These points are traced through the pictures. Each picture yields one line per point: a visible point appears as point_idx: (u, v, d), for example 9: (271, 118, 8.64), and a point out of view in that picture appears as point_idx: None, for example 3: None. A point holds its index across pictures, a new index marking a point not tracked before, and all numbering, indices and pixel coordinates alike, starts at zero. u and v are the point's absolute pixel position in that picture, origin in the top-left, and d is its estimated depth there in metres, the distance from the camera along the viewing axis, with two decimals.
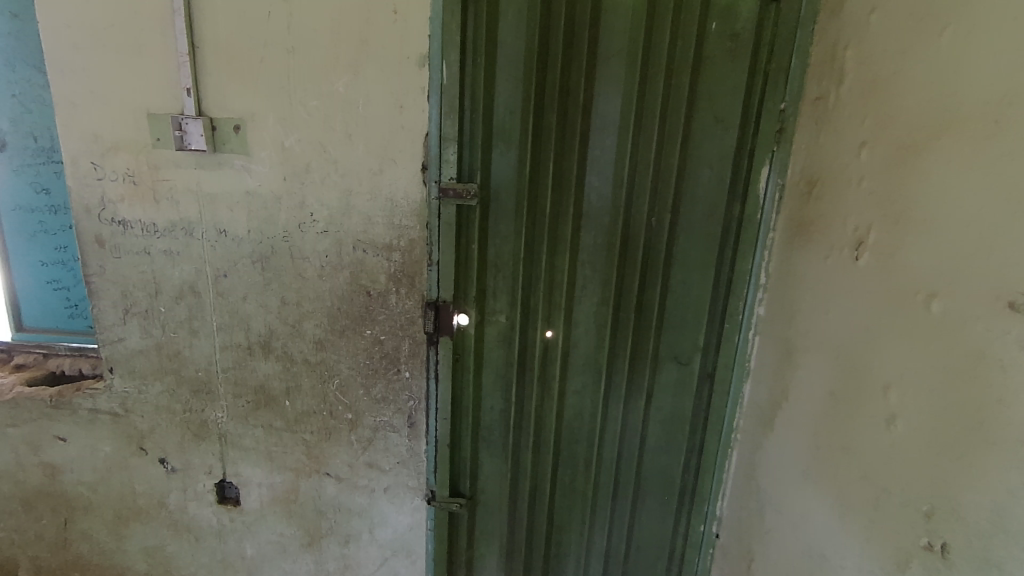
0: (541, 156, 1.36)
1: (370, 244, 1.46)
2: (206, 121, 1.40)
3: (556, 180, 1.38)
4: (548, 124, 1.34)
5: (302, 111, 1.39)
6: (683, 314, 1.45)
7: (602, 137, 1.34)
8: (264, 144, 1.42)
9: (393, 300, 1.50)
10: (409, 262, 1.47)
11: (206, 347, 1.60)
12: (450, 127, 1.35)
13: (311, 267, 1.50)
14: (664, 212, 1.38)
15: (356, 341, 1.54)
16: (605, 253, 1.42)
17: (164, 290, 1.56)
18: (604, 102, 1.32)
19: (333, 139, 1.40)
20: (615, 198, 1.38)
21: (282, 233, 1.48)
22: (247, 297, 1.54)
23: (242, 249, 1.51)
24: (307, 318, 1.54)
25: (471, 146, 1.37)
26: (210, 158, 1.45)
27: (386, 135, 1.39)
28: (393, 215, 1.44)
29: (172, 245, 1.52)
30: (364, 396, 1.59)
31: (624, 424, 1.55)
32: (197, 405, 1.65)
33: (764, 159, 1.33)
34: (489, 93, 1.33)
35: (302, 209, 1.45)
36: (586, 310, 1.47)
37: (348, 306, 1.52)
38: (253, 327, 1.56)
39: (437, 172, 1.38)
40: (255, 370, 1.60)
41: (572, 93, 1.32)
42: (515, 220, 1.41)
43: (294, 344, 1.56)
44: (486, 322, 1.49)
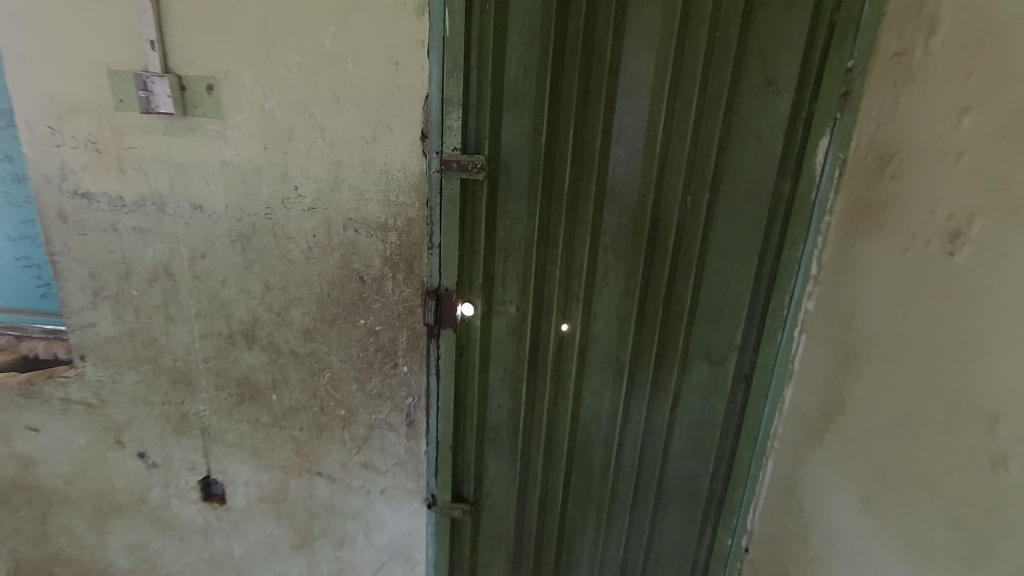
0: (560, 125, 1.17)
1: (362, 223, 1.29)
2: (174, 78, 1.22)
3: (576, 154, 1.19)
4: (568, 85, 1.14)
5: (283, 68, 1.20)
6: (719, 307, 1.27)
7: (631, 102, 1.15)
8: (241, 107, 1.24)
9: (389, 286, 1.33)
10: (407, 244, 1.29)
11: (184, 335, 1.45)
12: (454, 89, 1.15)
13: (297, 248, 1.33)
14: (702, 190, 1.19)
15: (349, 332, 1.38)
16: (632, 238, 1.23)
17: (135, 272, 1.40)
18: (635, 60, 1.12)
19: (319, 101, 1.21)
20: (644, 173, 1.19)
21: (263, 210, 1.31)
22: (227, 281, 1.38)
23: (220, 227, 1.34)
24: (293, 305, 1.38)
25: (479, 111, 1.17)
26: (181, 122, 1.27)
27: (379, 97, 1.19)
28: (388, 190, 1.25)
29: (142, 221, 1.36)
30: (358, 392, 1.43)
31: (647, 428, 1.39)
32: (177, 397, 1.51)
33: (824, 129, 1.12)
34: (499, 48, 1.13)
35: (285, 182, 1.28)
36: (607, 301, 1.29)
37: (340, 292, 1.35)
38: (234, 314, 1.41)
39: (438, 140, 1.19)
40: (238, 360, 1.45)
41: (598, 49, 1.12)
42: (529, 200, 1.22)
43: (280, 333, 1.41)
44: (494, 313, 1.32)
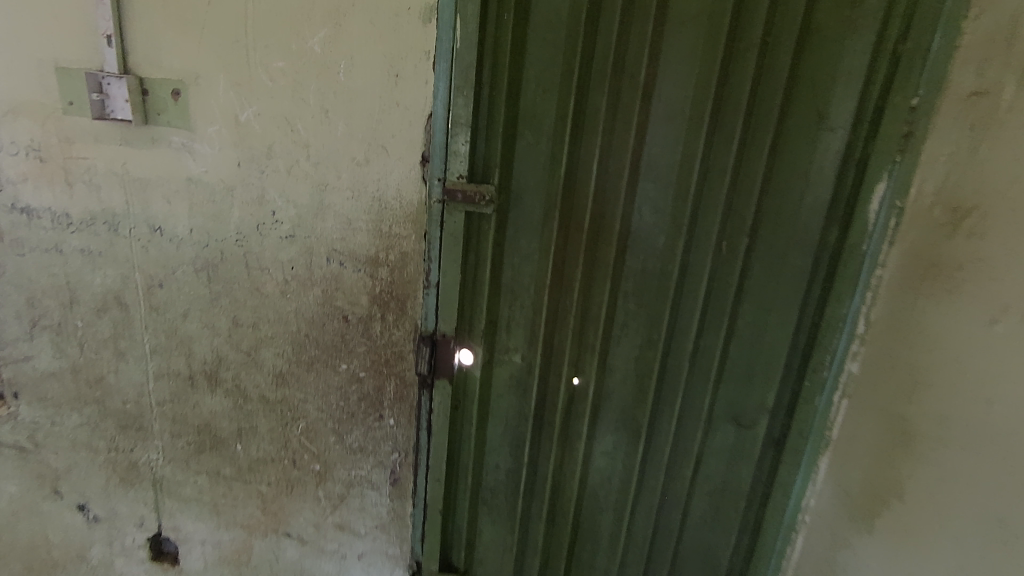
0: (582, 154, 1.02)
1: (349, 255, 1.12)
2: (134, 80, 1.04)
3: (599, 188, 1.04)
4: (594, 109, 1.00)
5: (263, 75, 1.03)
6: (751, 366, 1.13)
7: (664, 132, 1.00)
8: (211, 116, 1.06)
9: (376, 328, 1.16)
10: (400, 282, 1.13)
11: (136, 374, 1.26)
12: (463, 108, 1.00)
13: (272, 280, 1.16)
14: (739, 235, 1.05)
15: (328, 377, 1.21)
16: (656, 285, 1.09)
17: (81, 300, 1.21)
18: (671, 85, 0.98)
19: (304, 115, 1.05)
20: (675, 212, 1.04)
21: (234, 236, 1.13)
22: (189, 315, 1.20)
23: (182, 253, 1.16)
24: (264, 345, 1.20)
25: (490, 135, 1.02)
26: (140, 131, 1.09)
27: (374, 112, 1.03)
28: (380, 219, 1.09)
29: (90, 242, 1.17)
30: (336, 445, 1.26)
31: (662, 495, 1.23)
32: (126, 444, 1.31)
33: (881, 172, 0.99)
34: (517, 64, 0.98)
35: (261, 205, 1.11)
36: (625, 354, 1.14)
37: (320, 333, 1.18)
38: (196, 352, 1.22)
39: (441, 166, 1.03)
40: (199, 405, 1.26)
41: (630, 70, 0.98)
42: (542, 237, 1.07)
43: (248, 377, 1.23)
44: (496, 362, 1.16)
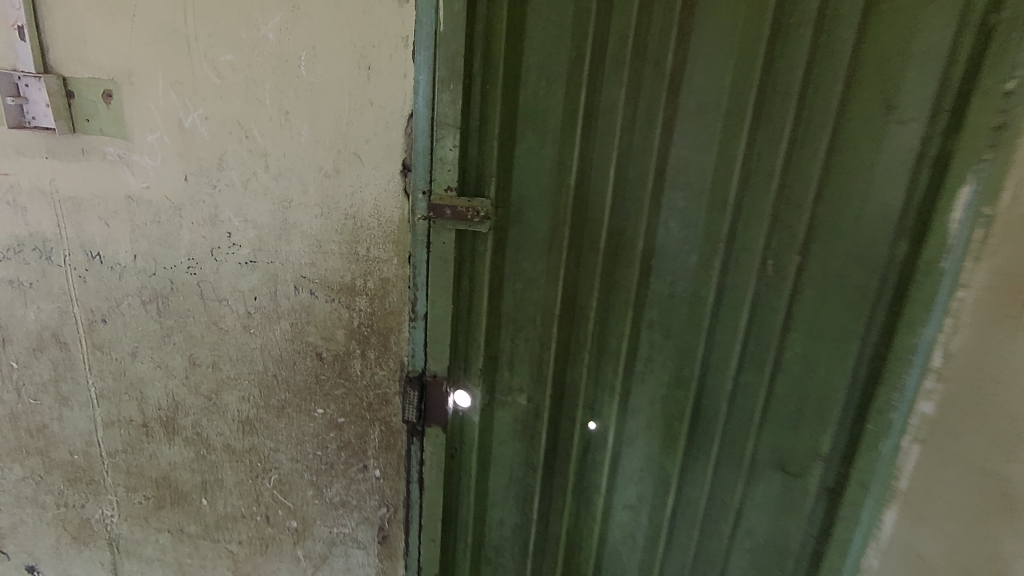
0: (596, 159, 0.84)
1: (321, 284, 0.94)
2: (56, 80, 0.87)
3: (617, 199, 0.85)
4: (610, 103, 0.81)
5: (208, 71, 0.85)
6: (803, 410, 0.93)
7: (695, 129, 0.81)
8: (151, 122, 0.89)
9: (356, 368, 0.99)
10: (381, 313, 0.95)
11: (83, 421, 1.09)
12: (450, 105, 0.81)
13: (232, 314, 0.98)
14: (788, 252, 0.85)
15: (303, 424, 1.04)
16: (687, 312, 0.90)
17: (15, 339, 1.04)
18: (702, 71, 0.78)
19: (260, 117, 0.87)
20: (709, 226, 0.85)
21: (185, 262, 0.96)
22: (138, 354, 1.03)
23: (126, 283, 0.98)
24: (226, 388, 1.03)
25: (484, 137, 0.84)
26: (68, 142, 0.91)
27: (344, 113, 0.85)
28: (356, 240, 0.91)
29: (20, 272, 1.00)
30: (315, 500, 1.08)
31: (696, 556, 1.04)
32: (76, 499, 1.15)
33: (968, 171, 0.75)
34: (515, 50, 0.80)
35: (215, 226, 0.93)
36: (650, 393, 0.96)
37: (290, 374, 1.01)
38: (149, 397, 1.05)
39: (426, 176, 0.85)
40: (155, 457, 1.09)
41: (654, 54, 0.78)
42: (549, 259, 0.89)
43: (210, 424, 1.06)
44: (497, 405, 0.99)
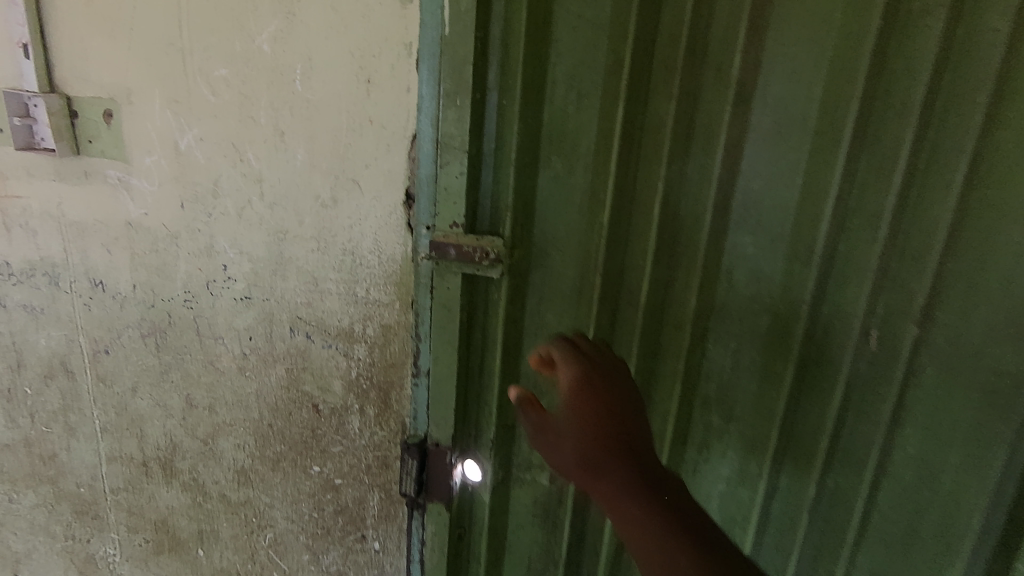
0: (638, 191, 0.66)
1: (317, 326, 0.83)
2: (58, 100, 0.82)
3: (665, 242, 0.66)
4: (657, 121, 0.63)
5: (203, 87, 0.77)
6: (918, 539, 0.66)
7: (771, 155, 0.61)
8: (148, 144, 0.82)
9: (355, 425, 0.86)
10: (382, 365, 0.82)
11: (88, 454, 1.04)
12: (457, 124, 0.67)
13: (227, 354, 0.89)
14: (901, 321, 0.61)
15: (298, 481, 0.92)
16: (756, 391, 0.68)
17: (28, 365, 1.01)
18: (784, 78, 0.59)
19: (254, 139, 0.77)
20: (788, 281, 0.64)
21: (182, 295, 0.88)
22: (138, 389, 0.96)
23: (127, 314, 0.92)
24: (222, 433, 0.94)
25: (499, 163, 0.69)
26: (73, 164, 0.86)
27: (342, 134, 0.73)
28: (354, 279, 0.79)
29: (32, 297, 0.96)
30: (310, 566, 0.96)
31: None
32: (82, 533, 1.10)
33: None
34: (538, 56, 0.64)
35: (210, 257, 0.84)
36: (704, 489, 0.75)
37: (286, 424, 0.89)
38: (148, 435, 0.98)
39: (429, 208, 0.71)
40: (154, 499, 1.02)
41: (716, 57, 0.60)
42: (577, 313, 0.72)
43: (206, 470, 0.97)
44: (513, 482, 0.82)
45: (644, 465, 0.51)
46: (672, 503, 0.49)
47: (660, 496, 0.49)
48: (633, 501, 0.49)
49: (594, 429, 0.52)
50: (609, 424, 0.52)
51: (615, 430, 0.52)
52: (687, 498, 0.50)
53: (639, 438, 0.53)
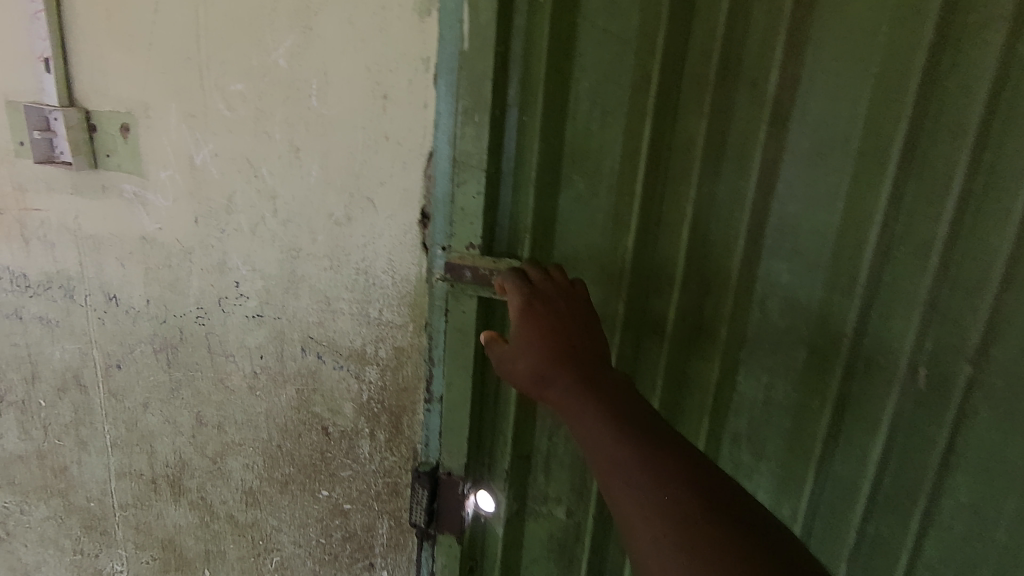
0: (665, 213, 0.62)
1: (328, 346, 0.80)
2: (76, 113, 0.81)
3: (693, 268, 0.62)
4: (686, 141, 0.60)
5: (219, 102, 0.75)
6: None
7: (809, 179, 0.57)
8: (164, 158, 0.80)
9: (365, 449, 0.83)
10: (394, 389, 0.79)
11: (98, 469, 1.02)
12: (475, 141, 0.64)
13: (238, 372, 0.87)
14: (953, 361, 0.56)
15: (306, 504, 0.89)
16: (789, 429, 0.64)
17: (43, 377, 1.01)
18: (825, 96, 0.54)
19: (269, 155, 0.75)
20: (826, 313, 0.59)
21: (194, 311, 0.86)
22: (148, 405, 0.94)
23: (140, 329, 0.91)
24: (231, 452, 0.92)
25: (519, 182, 0.66)
26: (90, 177, 0.86)
27: (357, 150, 0.71)
28: (367, 300, 0.76)
29: (48, 310, 0.96)
30: None
31: None
32: (91, 548, 1.09)
33: None
34: (561, 72, 0.62)
35: (223, 273, 0.83)
36: None
37: (295, 446, 0.87)
38: (158, 452, 0.97)
39: (445, 227, 0.68)
40: (162, 516, 1.00)
41: (751, 74, 0.56)
42: None
43: (214, 490, 0.95)
44: (528, 514, 0.78)
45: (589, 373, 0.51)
46: (617, 397, 0.49)
47: (601, 388, 0.49)
48: (573, 396, 0.50)
49: (542, 337, 0.53)
50: (555, 333, 0.53)
51: (562, 339, 0.53)
52: (636, 397, 0.50)
53: (590, 347, 0.53)
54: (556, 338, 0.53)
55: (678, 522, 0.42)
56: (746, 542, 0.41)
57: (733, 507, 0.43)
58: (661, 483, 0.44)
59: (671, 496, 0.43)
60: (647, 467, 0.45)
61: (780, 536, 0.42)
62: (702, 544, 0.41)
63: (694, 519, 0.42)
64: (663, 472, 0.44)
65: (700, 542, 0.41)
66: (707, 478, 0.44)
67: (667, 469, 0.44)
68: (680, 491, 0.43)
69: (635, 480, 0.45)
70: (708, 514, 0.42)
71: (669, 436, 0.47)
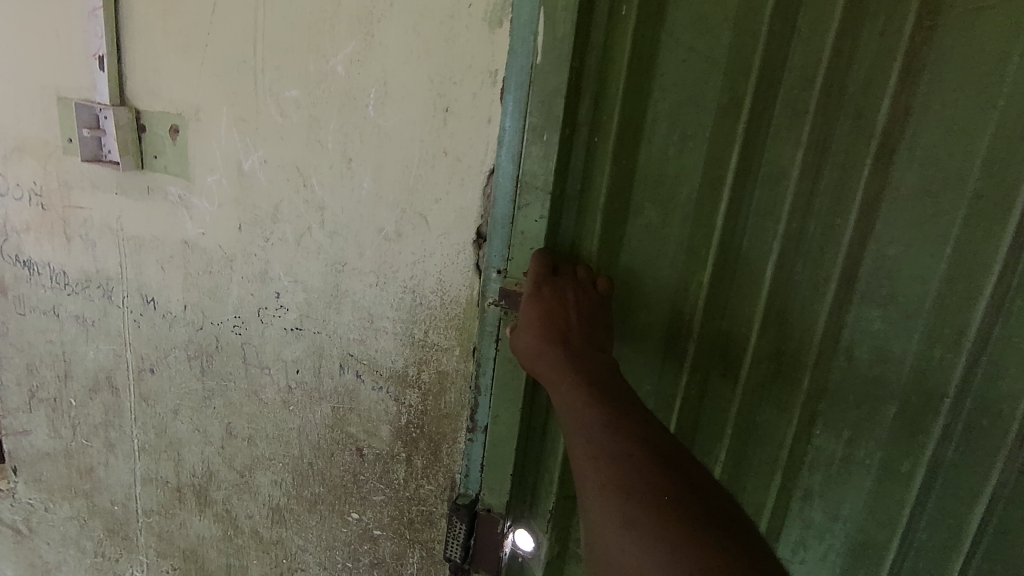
0: (745, 248, 0.58)
1: (368, 366, 0.77)
2: (127, 113, 0.80)
3: (774, 309, 0.57)
4: (775, 172, 0.55)
5: (273, 107, 0.73)
6: None
7: (914, 220, 0.51)
8: (212, 162, 0.78)
9: (400, 475, 0.79)
10: (434, 414, 0.75)
11: (124, 473, 1.00)
12: (541, 161, 0.60)
13: (273, 386, 0.84)
14: None
15: (335, 527, 0.86)
16: (871, 490, 0.58)
17: (75, 376, 0.99)
18: (938, 131, 0.49)
19: (320, 164, 0.72)
20: (923, 369, 0.53)
21: (232, 320, 0.84)
22: (179, 412, 0.92)
23: (175, 335, 0.89)
24: (260, 467, 0.88)
25: (584, 207, 0.62)
26: (135, 178, 0.84)
27: (413, 164, 0.67)
28: (412, 320, 0.73)
29: (86, 309, 0.94)
30: None
31: None
32: (112, 552, 1.07)
33: None
34: (639, 92, 0.57)
35: (264, 283, 0.80)
36: None
37: (326, 466, 0.83)
38: (186, 460, 0.94)
39: (502, 250, 0.64)
40: (186, 526, 0.98)
41: (854, 103, 0.51)
42: (661, 379, 0.63)
43: (241, 504, 0.92)
44: (569, 558, 0.73)
45: (578, 352, 0.54)
46: (597, 372, 0.52)
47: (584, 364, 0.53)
48: (559, 368, 0.53)
49: (542, 313, 0.57)
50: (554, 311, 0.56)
51: (560, 318, 0.56)
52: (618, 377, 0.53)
53: (586, 328, 0.56)
54: (555, 316, 0.56)
55: (626, 482, 0.45)
56: (692, 511, 0.42)
57: (685, 476, 0.45)
58: (618, 445, 0.47)
59: (628, 460, 0.46)
60: (609, 430, 0.48)
61: (725, 511, 0.43)
62: (642, 502, 0.43)
63: (646, 483, 0.44)
64: (625, 438, 0.47)
65: (641, 496, 0.44)
66: (664, 449, 0.47)
67: (631, 438, 0.47)
68: (637, 458, 0.46)
69: (597, 445, 0.48)
70: (660, 476, 0.44)
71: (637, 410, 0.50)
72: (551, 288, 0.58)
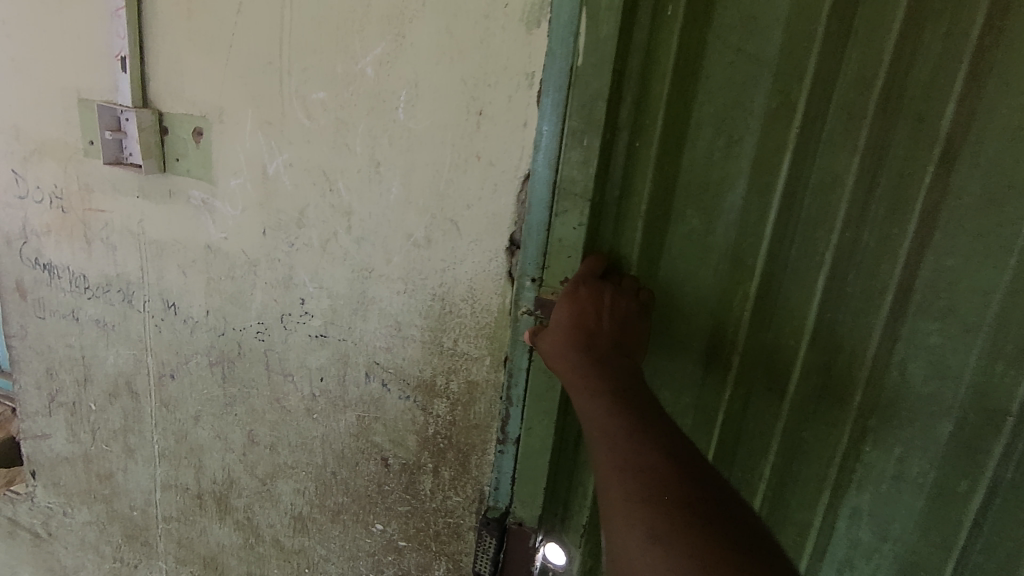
0: (793, 258, 0.55)
1: (395, 374, 0.75)
2: (149, 115, 0.78)
3: (824, 322, 0.55)
4: (828, 179, 0.52)
5: (299, 110, 0.71)
6: None
7: (978, 230, 0.49)
8: (236, 166, 0.77)
9: (426, 486, 0.77)
10: (463, 425, 0.73)
11: (144, 478, 0.99)
12: (580, 166, 0.58)
13: (296, 393, 0.82)
14: None
15: (358, 537, 0.84)
16: (924, 510, 0.56)
17: (95, 380, 0.98)
18: (1007, 137, 0.46)
19: (347, 168, 0.70)
20: (983, 385, 0.51)
21: (255, 326, 0.82)
22: (200, 419, 0.91)
23: (197, 340, 0.87)
24: (282, 475, 0.87)
25: (624, 214, 0.60)
26: (157, 181, 0.82)
27: (444, 169, 0.65)
28: (441, 328, 0.71)
29: (106, 313, 0.93)
30: None
31: None
32: (131, 557, 1.06)
33: None
34: (683, 95, 0.55)
35: (288, 289, 0.78)
36: None
37: (350, 476, 0.82)
38: (207, 467, 0.93)
39: (537, 258, 0.62)
40: (206, 533, 0.97)
41: (916, 107, 0.49)
42: (702, 392, 0.61)
43: (262, 512, 0.90)
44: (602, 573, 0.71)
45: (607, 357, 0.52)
46: (625, 380, 0.50)
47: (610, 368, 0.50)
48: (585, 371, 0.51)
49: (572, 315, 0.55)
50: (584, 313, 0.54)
51: (591, 320, 0.54)
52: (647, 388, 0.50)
53: (616, 335, 0.54)
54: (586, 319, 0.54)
55: (642, 487, 0.41)
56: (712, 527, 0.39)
57: (714, 494, 0.41)
58: (635, 451, 0.44)
59: (647, 464, 0.42)
60: (630, 435, 0.45)
61: (748, 531, 0.39)
62: (655, 509, 0.40)
63: (661, 491, 0.41)
64: (648, 444, 0.44)
65: (661, 507, 0.40)
66: (697, 464, 0.43)
67: (652, 443, 0.44)
68: (656, 462, 0.42)
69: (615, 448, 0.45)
70: (679, 488, 0.41)
71: (671, 424, 0.47)
72: (589, 289, 0.56)
